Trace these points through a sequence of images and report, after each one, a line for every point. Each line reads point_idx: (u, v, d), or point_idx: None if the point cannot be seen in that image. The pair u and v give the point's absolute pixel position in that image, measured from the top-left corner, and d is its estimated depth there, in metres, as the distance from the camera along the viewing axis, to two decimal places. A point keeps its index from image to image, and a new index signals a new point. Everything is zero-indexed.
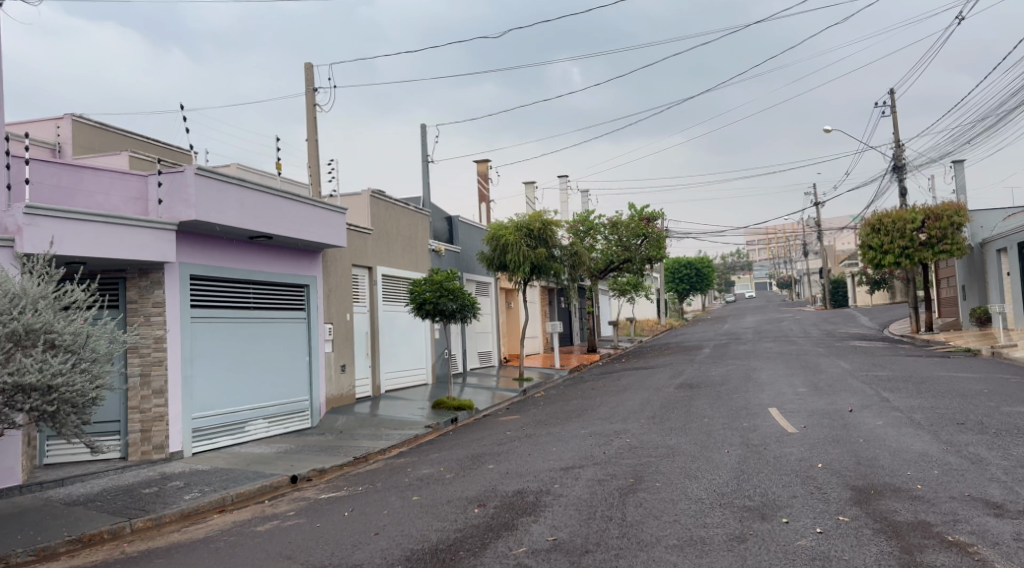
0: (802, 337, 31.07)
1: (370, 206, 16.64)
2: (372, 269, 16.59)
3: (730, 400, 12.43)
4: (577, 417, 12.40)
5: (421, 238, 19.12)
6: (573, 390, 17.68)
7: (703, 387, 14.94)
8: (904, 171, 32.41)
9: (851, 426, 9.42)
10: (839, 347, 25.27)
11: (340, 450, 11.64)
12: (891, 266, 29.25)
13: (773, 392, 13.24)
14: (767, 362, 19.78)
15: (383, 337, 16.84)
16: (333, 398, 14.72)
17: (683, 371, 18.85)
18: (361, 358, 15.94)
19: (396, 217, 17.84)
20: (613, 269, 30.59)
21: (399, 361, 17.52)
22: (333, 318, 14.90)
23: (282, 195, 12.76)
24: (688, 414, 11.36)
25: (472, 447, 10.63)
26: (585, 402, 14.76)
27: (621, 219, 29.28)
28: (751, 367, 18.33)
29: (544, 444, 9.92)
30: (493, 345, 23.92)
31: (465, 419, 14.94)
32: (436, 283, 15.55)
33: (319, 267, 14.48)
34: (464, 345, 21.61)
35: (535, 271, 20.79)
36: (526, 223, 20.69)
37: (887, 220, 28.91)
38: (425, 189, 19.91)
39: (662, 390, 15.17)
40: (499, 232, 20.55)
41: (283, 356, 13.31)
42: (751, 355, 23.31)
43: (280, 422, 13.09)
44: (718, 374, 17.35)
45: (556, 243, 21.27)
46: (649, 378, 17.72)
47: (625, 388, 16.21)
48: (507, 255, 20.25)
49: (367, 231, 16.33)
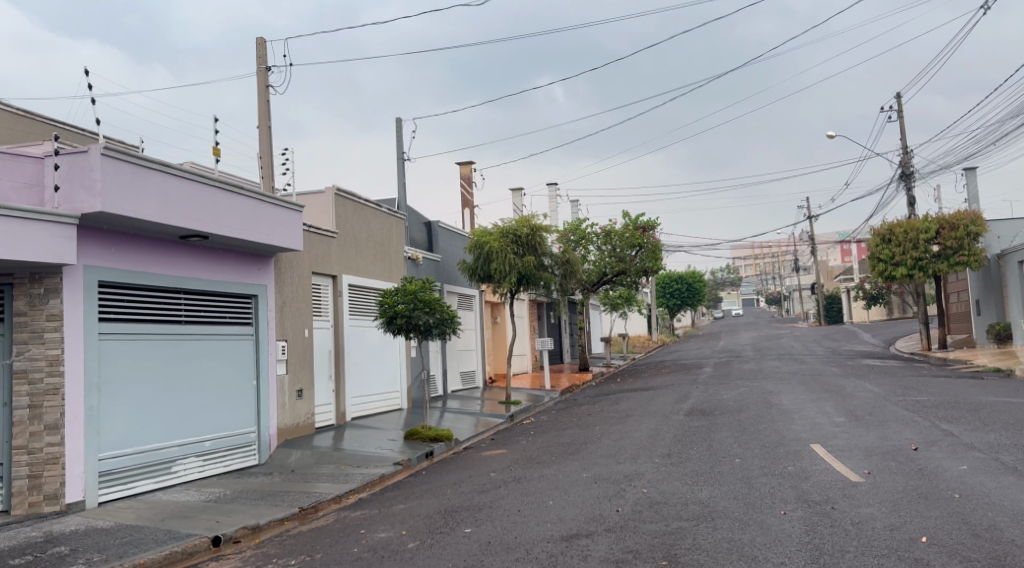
0: (807, 355, 29.09)
1: (335, 206, 14.56)
2: (337, 277, 14.47)
3: (760, 434, 10.37)
4: (575, 454, 10.29)
5: (396, 245, 17.03)
6: (567, 416, 15.58)
7: (718, 415, 12.88)
8: (912, 179, 30.69)
9: (930, 473, 7.38)
10: (853, 366, 23.29)
11: (286, 498, 9.45)
12: (902, 278, 27.33)
13: (806, 422, 11.18)
14: (782, 384, 17.75)
15: (350, 357, 14.71)
16: (287, 429, 12.57)
17: (690, 394, 16.78)
18: (322, 380, 13.81)
19: (366, 220, 15.76)
20: (606, 282, 28.64)
21: (369, 383, 15.39)
22: (289, 335, 12.78)
23: (220, 186, 10.74)
24: (712, 453, 9.27)
25: (446, 497, 8.48)
26: (583, 433, 12.64)
27: (615, 228, 27.33)
28: (766, 390, 16.28)
29: (537, 496, 7.80)
30: (478, 364, 21.80)
31: (442, 453, 12.80)
32: (411, 293, 13.43)
33: (270, 275, 12.39)
34: (445, 365, 19.48)
35: (523, 283, 18.71)
36: (513, 229, 18.65)
37: (898, 230, 26.99)
38: (400, 190, 17.82)
39: (670, 418, 13.11)
40: (483, 239, 18.48)
41: (222, 380, 11.20)
42: (759, 374, 21.30)
43: (218, 460, 10.94)
44: (730, 398, 15.30)
45: (547, 251, 19.23)
46: (652, 403, 15.63)
47: (627, 415, 14.12)
48: (493, 265, 18.19)
49: (331, 234, 14.22)
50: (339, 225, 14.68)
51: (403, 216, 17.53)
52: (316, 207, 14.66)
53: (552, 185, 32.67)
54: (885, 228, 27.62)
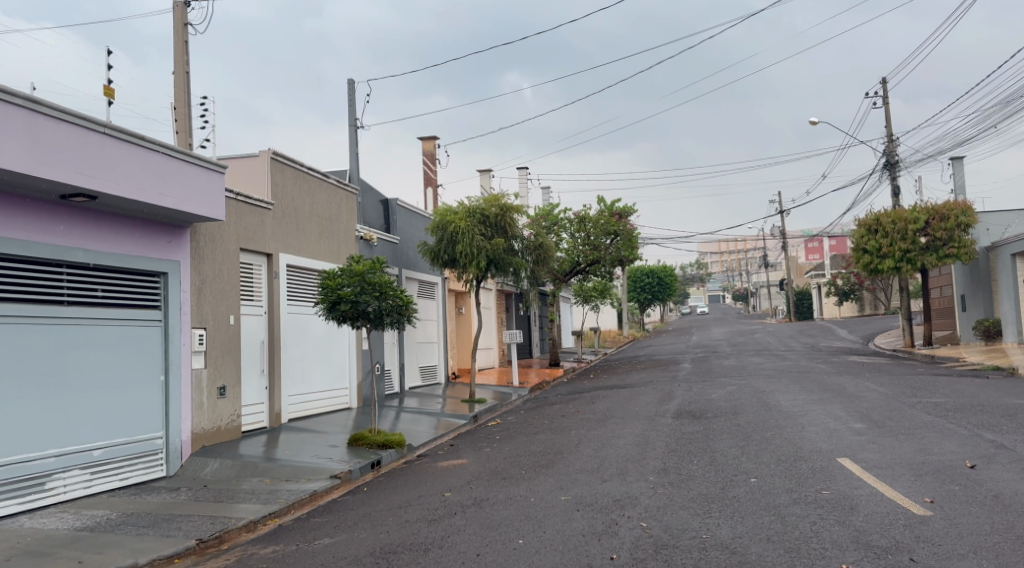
0: (788, 352, 27.66)
1: (272, 173, 12.55)
2: (273, 256, 12.47)
3: (771, 445, 8.63)
4: (549, 468, 8.45)
5: (346, 223, 15.01)
6: (538, 418, 13.77)
7: (713, 419, 11.16)
8: (897, 169, 29.38)
9: (1013, 503, 5.68)
10: (841, 363, 21.86)
11: (184, 524, 7.48)
12: (888, 271, 25.95)
13: (821, 429, 9.49)
14: (773, 382, 16.15)
15: (287, 349, 12.72)
16: (205, 435, 10.58)
17: (674, 393, 15.09)
18: (251, 376, 11.83)
19: (310, 192, 13.74)
20: (579, 271, 26.93)
21: (311, 379, 13.42)
22: (209, 322, 10.77)
23: (112, 134, 8.68)
24: (719, 470, 7.49)
25: (384, 531, 6.57)
26: (555, 439, 10.81)
27: (588, 214, 25.59)
28: (758, 389, 14.62)
29: (502, 533, 5.92)
30: (439, 359, 19.90)
31: (391, 462, 10.90)
32: (358, 275, 11.42)
33: (185, 249, 10.37)
34: (402, 359, 17.54)
35: (490, 269, 16.82)
36: (480, 208, 16.72)
37: (886, 220, 25.57)
38: (353, 161, 15.80)
39: (657, 422, 11.33)
40: (447, 218, 16.52)
41: (117, 375, 9.19)
42: (743, 371, 19.72)
43: (111, 473, 8.95)
44: (719, 398, 13.59)
45: (517, 234, 17.34)
46: (633, 404, 13.86)
47: (606, 418, 12.33)
48: (457, 247, 16.25)
49: (266, 205, 12.23)
50: (276, 195, 12.65)
51: (356, 190, 15.53)
52: (249, 173, 12.60)
53: (521, 169, 30.79)
54: (871, 218, 26.17)
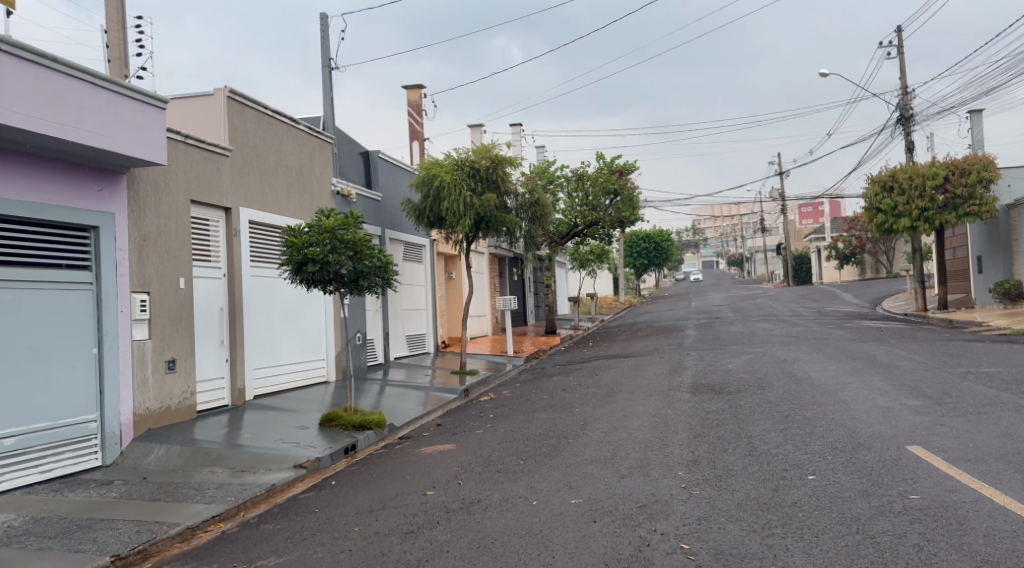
0: (795, 317, 26.32)
1: (229, 115, 10.93)
2: (232, 211, 10.89)
3: (819, 428, 7.20)
4: (553, 459, 7.02)
5: (320, 176, 13.41)
6: (537, 392, 12.35)
7: (737, 394, 9.74)
8: (912, 123, 27.75)
9: None
10: (857, 329, 20.51)
11: (105, 533, 6.04)
12: (904, 230, 24.45)
13: (871, 407, 8.08)
14: (792, 350, 14.75)
15: (251, 316, 11.21)
16: (151, 416, 9.11)
17: (685, 364, 13.68)
18: (208, 348, 10.34)
19: (277, 139, 12.11)
20: (577, 234, 25.41)
21: (281, 350, 11.96)
22: (154, 286, 9.26)
23: (10, 50, 7.08)
24: (764, 466, 6.06)
25: (345, 549, 5.11)
26: (558, 418, 9.38)
27: (587, 171, 23.94)
28: (778, 359, 13.21)
29: (496, 556, 4.50)
30: (428, 326, 18.43)
31: (368, 445, 9.48)
32: (329, 231, 9.80)
33: (120, 200, 8.79)
34: (387, 327, 16.06)
35: (481, 228, 15.23)
36: (469, 160, 15.05)
37: (902, 176, 24.00)
38: (327, 108, 14.11)
39: (674, 398, 9.90)
40: (433, 172, 14.86)
41: (33, 347, 7.67)
42: (754, 338, 18.34)
43: (29, 465, 7.47)
44: (739, 370, 12.17)
45: (511, 190, 15.71)
46: (641, 376, 12.44)
47: (614, 392, 10.90)
48: (443, 204, 14.65)
49: (222, 152, 10.63)
50: (235, 141, 11.02)
51: (331, 139, 13.88)
52: (202, 116, 10.96)
53: (515, 126, 29.05)
54: (887, 174, 24.56)
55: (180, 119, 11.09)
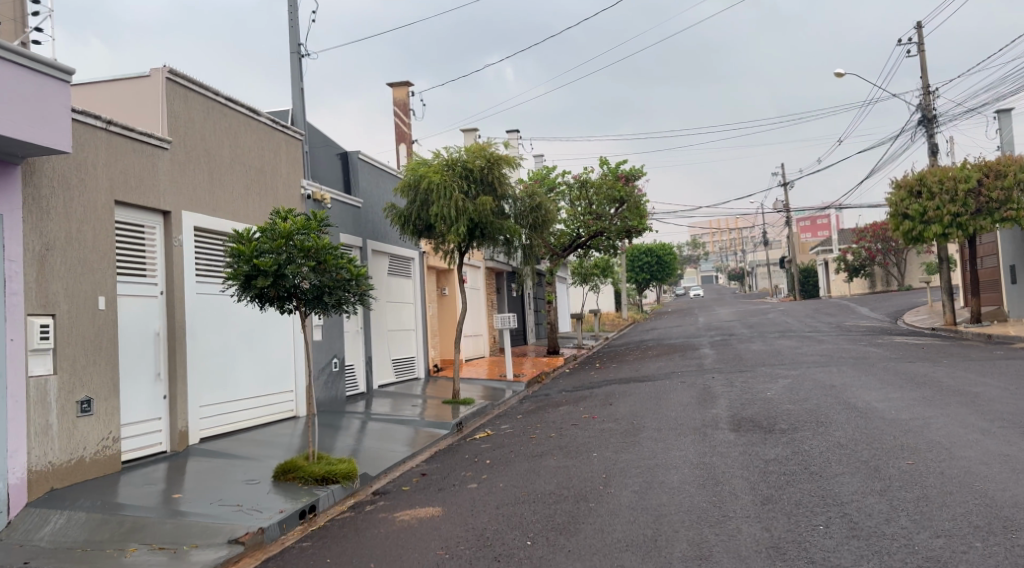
0: (817, 332, 24.42)
1: (170, 100, 9.08)
2: (173, 215, 9.02)
3: (933, 489, 5.31)
4: (573, 540, 5.06)
5: (288, 178, 11.56)
6: (543, 427, 10.43)
7: (795, 433, 7.83)
8: (935, 125, 25.98)
9: None
10: (891, 346, 18.62)
11: None
12: (934, 238, 22.56)
13: (986, 455, 6.18)
14: (833, 373, 12.85)
15: (197, 342, 9.30)
16: (55, 472, 7.15)
17: (714, 390, 11.78)
18: (139, 382, 8.41)
19: (232, 131, 10.25)
20: (579, 246, 23.64)
21: (237, 382, 10.02)
22: (61, 308, 7.35)
23: None
24: (885, 561, 4.14)
25: None
26: (573, 467, 7.43)
27: (591, 178, 22.23)
28: (823, 385, 11.29)
29: None
30: (418, 348, 16.50)
31: (332, 505, 7.52)
32: (286, 236, 7.87)
33: (14, 198, 6.88)
34: (370, 351, 14.13)
35: (475, 237, 13.34)
36: (462, 160, 13.21)
37: (932, 179, 22.18)
38: (296, 99, 12.27)
39: (714, 438, 7.96)
40: (420, 172, 13.02)
41: None
42: (782, 358, 16.45)
43: None
44: (782, 399, 10.24)
45: (510, 195, 13.87)
46: (665, 407, 10.51)
47: (638, 430, 8.95)
48: (431, 208, 12.80)
49: (159, 143, 8.78)
50: (178, 131, 9.17)
51: (301, 135, 12.03)
52: (137, 100, 9.11)
53: (512, 132, 27.28)
54: (914, 179, 22.76)
55: (112, 106, 9.24)
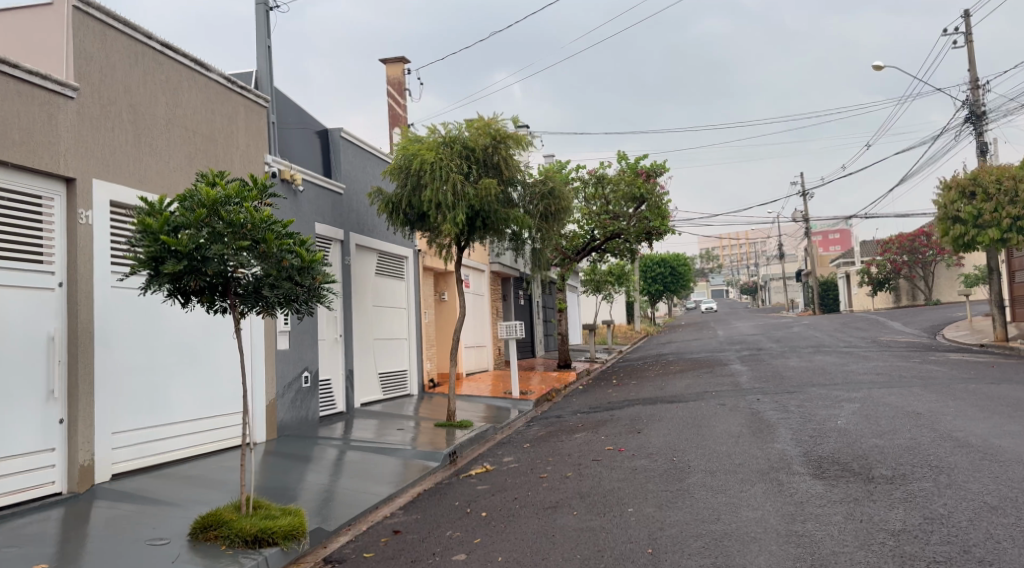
0: (855, 348, 22.12)
1: (79, 35, 7.04)
2: (79, 183, 6.95)
3: None
4: None
5: (246, 154, 9.49)
6: (556, 461, 8.28)
7: (911, 486, 5.65)
8: (984, 122, 23.68)
9: None
10: (951, 364, 16.32)
11: None
12: (989, 243, 20.19)
13: None
14: (906, 396, 10.64)
15: (112, 351, 7.20)
16: None
17: (765, 417, 9.60)
18: (20, 401, 6.28)
19: (168, 86, 8.19)
20: (594, 249, 21.54)
21: (168, 402, 7.91)
22: None
23: None
24: None
25: None
26: (602, 533, 5.24)
27: (607, 173, 20.13)
28: (905, 412, 9.08)
29: None
30: (411, 361, 14.34)
31: None
32: (212, 207, 5.71)
33: None
34: (351, 363, 11.98)
35: (477, 228, 11.19)
36: (462, 137, 11.10)
37: (989, 177, 19.85)
38: (263, 60, 10.27)
39: (797, 491, 5.79)
40: (411, 150, 10.93)
41: None
42: (831, 377, 14.21)
43: None
44: (862, 431, 8.04)
45: (519, 179, 11.71)
46: (711, 439, 8.33)
47: (683, 473, 6.78)
48: (424, 193, 10.70)
49: (61, 88, 6.74)
50: (90, 76, 7.12)
51: (266, 100, 9.98)
52: (36, 36, 7.06)
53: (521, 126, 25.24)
54: (967, 178, 20.44)
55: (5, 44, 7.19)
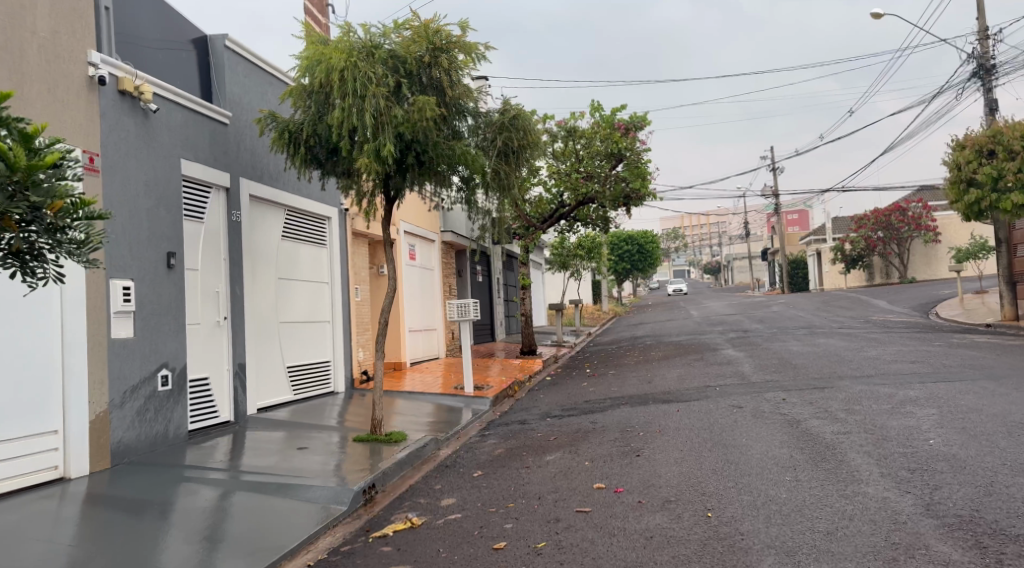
0: (854, 329, 19.59)
1: None
2: None
3: None
4: None
5: (53, 44, 6.30)
6: (520, 511, 5.36)
7: None
8: (994, 77, 21.21)
9: None
10: (986, 347, 13.75)
11: None
12: (1010, 210, 17.72)
13: None
14: (987, 395, 7.93)
15: None
16: None
17: (813, 431, 6.79)
18: None
19: None
20: (563, 216, 18.59)
21: None
22: None
23: None
24: None
25: None
26: None
27: (579, 125, 17.23)
28: (1017, 425, 6.31)
29: None
30: (334, 350, 11.23)
31: None
32: None
33: None
34: (241, 356, 8.86)
35: (410, 168, 8.12)
36: (388, 41, 8.00)
37: (1013, 134, 17.33)
38: None
39: None
40: (316, 57, 7.81)
41: None
42: (857, 367, 11.49)
43: None
44: (987, 462, 5.25)
45: (469, 105, 8.64)
46: (754, 474, 5.47)
47: (741, 557, 3.91)
48: (332, 116, 7.64)
49: None
50: None
51: None
52: None
53: None
54: (986, 135, 17.92)
55: None
